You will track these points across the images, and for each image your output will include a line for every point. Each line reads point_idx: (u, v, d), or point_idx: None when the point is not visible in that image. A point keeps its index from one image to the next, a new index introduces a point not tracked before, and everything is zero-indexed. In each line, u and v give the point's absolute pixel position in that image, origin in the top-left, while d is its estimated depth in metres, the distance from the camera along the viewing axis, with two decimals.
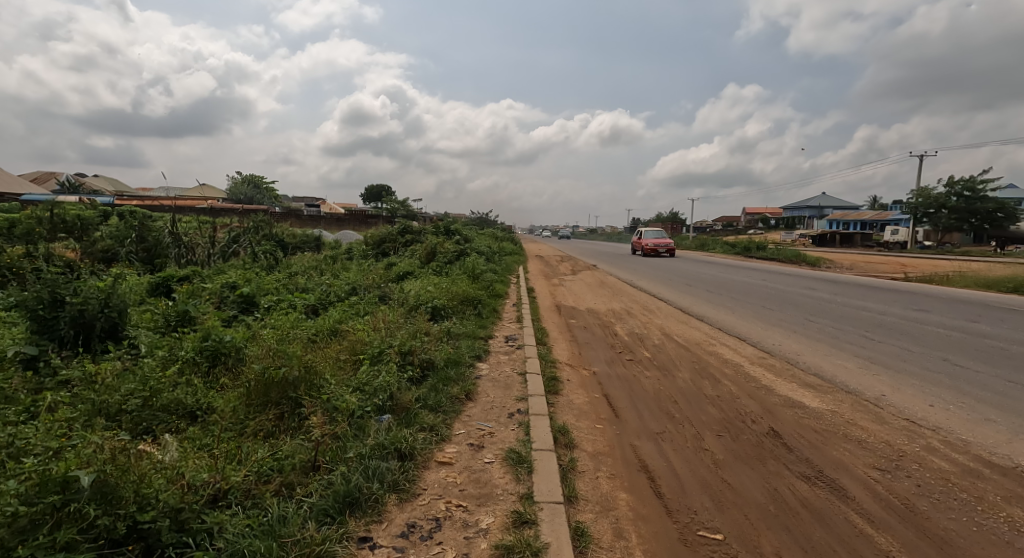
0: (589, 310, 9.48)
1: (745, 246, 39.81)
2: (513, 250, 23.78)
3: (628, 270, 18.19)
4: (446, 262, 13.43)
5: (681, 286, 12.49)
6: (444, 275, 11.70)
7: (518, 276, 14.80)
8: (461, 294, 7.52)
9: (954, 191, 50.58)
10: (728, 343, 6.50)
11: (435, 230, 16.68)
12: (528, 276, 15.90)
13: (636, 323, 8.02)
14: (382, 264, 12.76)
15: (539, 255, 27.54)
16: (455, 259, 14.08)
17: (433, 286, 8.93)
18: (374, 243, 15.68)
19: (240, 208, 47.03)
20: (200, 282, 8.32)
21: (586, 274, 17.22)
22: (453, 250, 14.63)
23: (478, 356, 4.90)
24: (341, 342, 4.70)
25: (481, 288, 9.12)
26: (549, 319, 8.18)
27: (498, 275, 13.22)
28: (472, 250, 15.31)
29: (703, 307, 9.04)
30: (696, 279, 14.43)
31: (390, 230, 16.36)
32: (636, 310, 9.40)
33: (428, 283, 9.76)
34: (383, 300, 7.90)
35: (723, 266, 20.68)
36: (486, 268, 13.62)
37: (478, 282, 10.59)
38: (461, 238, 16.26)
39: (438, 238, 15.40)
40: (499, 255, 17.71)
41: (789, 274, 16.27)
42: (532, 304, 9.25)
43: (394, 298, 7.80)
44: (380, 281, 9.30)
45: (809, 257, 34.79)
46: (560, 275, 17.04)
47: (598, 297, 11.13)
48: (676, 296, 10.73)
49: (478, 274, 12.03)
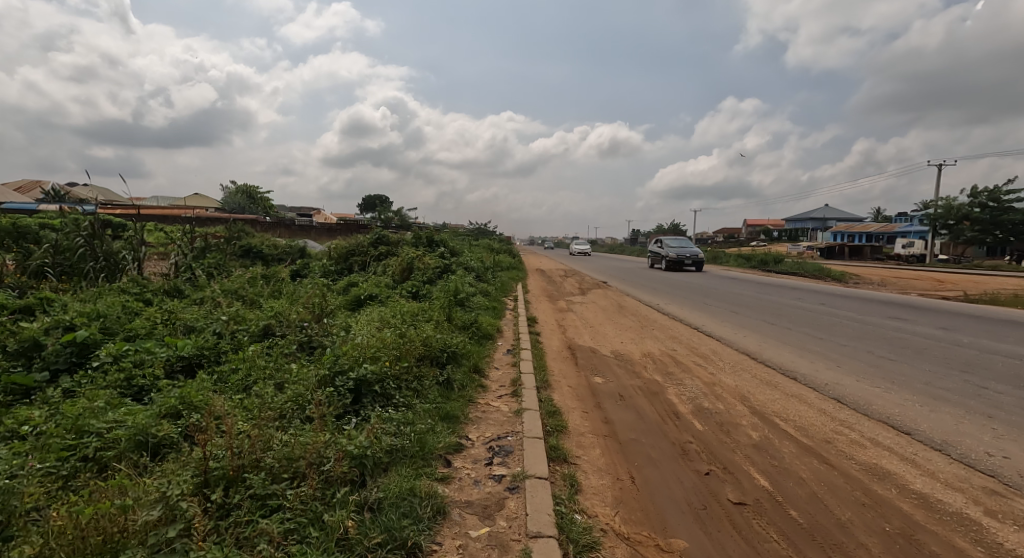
0: (616, 356, 6.63)
1: (760, 260, 37.26)
2: (513, 264, 21.15)
3: (644, 288, 15.55)
4: (424, 282, 10.67)
5: (725, 314, 9.68)
6: (417, 304, 8.88)
7: (515, 298, 12.06)
8: (421, 340, 4.69)
9: (978, 201, 48.02)
10: (884, 442, 3.69)
11: (415, 241, 13.83)
12: (527, 296, 13.16)
13: (697, 388, 5.17)
14: (340, 288, 9.91)
15: (542, 269, 24.94)
16: (437, 277, 11.33)
17: (388, 324, 6.08)
18: (341, 259, 12.87)
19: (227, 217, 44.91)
20: (27, 320, 5.43)
21: (597, 295, 14.38)
22: (434, 265, 11.77)
23: (414, 549, 2.10)
24: (56, 530, 1.88)
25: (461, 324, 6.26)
26: (562, 378, 5.29)
27: (490, 300, 10.38)
28: (459, 266, 12.46)
29: (785, 356, 6.18)
30: (737, 302, 11.64)
31: (360, 242, 13.52)
32: (683, 357, 6.54)
33: (388, 317, 6.95)
34: (303, 350, 5.08)
35: (752, 283, 18.04)
36: (475, 289, 10.80)
37: (459, 313, 7.81)
38: (447, 251, 13.55)
39: (417, 251, 12.67)
40: (493, 271, 14.87)
41: (840, 295, 13.56)
42: (535, 348, 6.46)
43: (318, 349, 4.96)
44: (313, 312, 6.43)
45: (834, 272, 32.04)
46: (566, 296, 14.29)
47: (621, 333, 8.25)
48: (731, 333, 7.84)
49: (464, 300, 9.20)
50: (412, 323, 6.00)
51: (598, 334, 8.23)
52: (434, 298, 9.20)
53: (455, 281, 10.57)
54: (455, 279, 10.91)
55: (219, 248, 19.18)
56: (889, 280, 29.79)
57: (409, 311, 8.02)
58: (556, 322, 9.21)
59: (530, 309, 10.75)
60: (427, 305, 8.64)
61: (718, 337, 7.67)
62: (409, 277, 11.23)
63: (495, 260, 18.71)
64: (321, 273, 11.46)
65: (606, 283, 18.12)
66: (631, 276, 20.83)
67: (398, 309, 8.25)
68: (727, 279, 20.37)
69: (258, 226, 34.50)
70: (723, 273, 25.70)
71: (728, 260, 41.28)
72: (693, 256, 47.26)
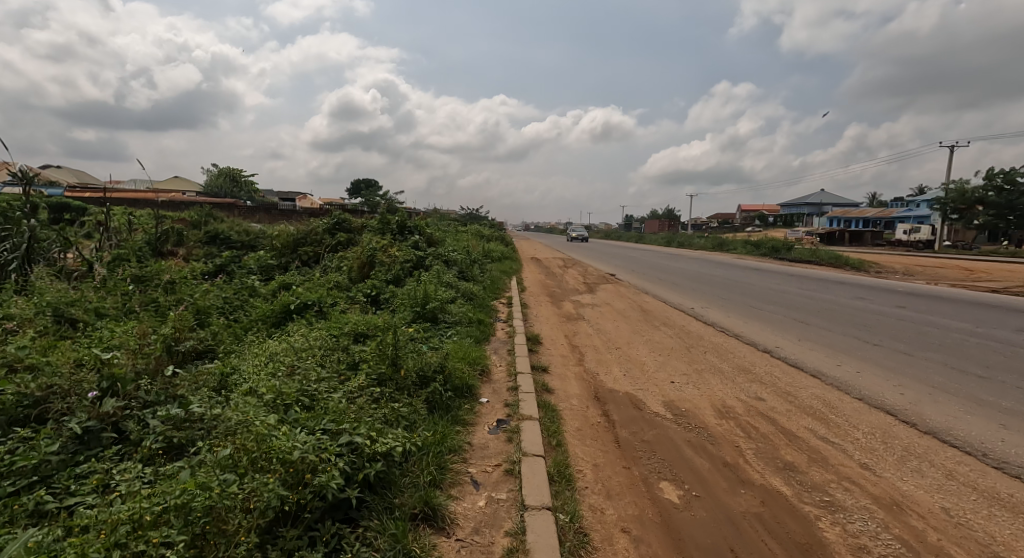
0: (677, 417, 4.07)
1: (771, 247, 34.85)
2: (506, 254, 18.53)
3: (662, 285, 13.04)
4: (385, 286, 8.06)
5: (794, 328, 7.15)
6: (369, 320, 6.25)
7: (508, 300, 9.47)
8: (292, 451, 2.10)
9: (993, 184, 45.77)
10: None
11: (383, 224, 11.08)
12: (522, 296, 10.59)
13: (872, 518, 2.62)
14: (267, 293, 7.21)
15: (539, 258, 22.40)
16: (405, 276, 8.70)
17: (282, 377, 3.45)
18: (288, 250, 10.14)
19: (200, 200, 41.84)
20: None
21: (608, 293, 11.81)
22: (402, 260, 9.09)
23: None
24: None
25: (416, 365, 3.65)
26: (605, 496, 2.72)
27: (475, 307, 7.78)
28: (436, 259, 9.78)
29: (972, 428, 3.64)
30: (793, 307, 9.13)
31: (313, 228, 10.74)
32: (786, 419, 4.00)
33: (305, 356, 4.31)
34: (73, 473, 2.40)
35: (782, 277, 15.60)
36: (455, 291, 8.17)
37: (424, 342, 5.22)
38: (424, 240, 10.91)
39: (384, 240, 9.99)
40: (481, 265, 12.19)
41: (904, 292, 11.14)
42: (543, 408, 3.88)
43: (96, 481, 2.31)
44: (165, 337, 3.77)
45: (852, 261, 29.81)
46: (569, 295, 11.75)
47: (665, 364, 5.66)
48: (831, 366, 5.29)
49: (436, 309, 6.56)
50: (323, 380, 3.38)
51: (631, 364, 5.65)
52: (395, 312, 6.58)
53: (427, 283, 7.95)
54: (428, 278, 8.24)
55: (163, 232, 16.34)
56: (914, 269, 27.57)
57: (351, 338, 5.39)
58: (567, 341, 6.65)
59: (529, 318, 8.17)
60: (383, 322, 6.03)
61: (815, 372, 5.13)
62: (368, 277, 8.62)
63: (485, 249, 16.05)
64: (254, 270, 8.75)
65: (614, 277, 15.57)
66: (641, 268, 18.28)
67: (338, 332, 5.62)
68: (750, 271, 17.84)
69: (229, 209, 31.57)
70: (741, 263, 23.20)
71: (734, 246, 38.85)
72: (696, 243, 44.88)
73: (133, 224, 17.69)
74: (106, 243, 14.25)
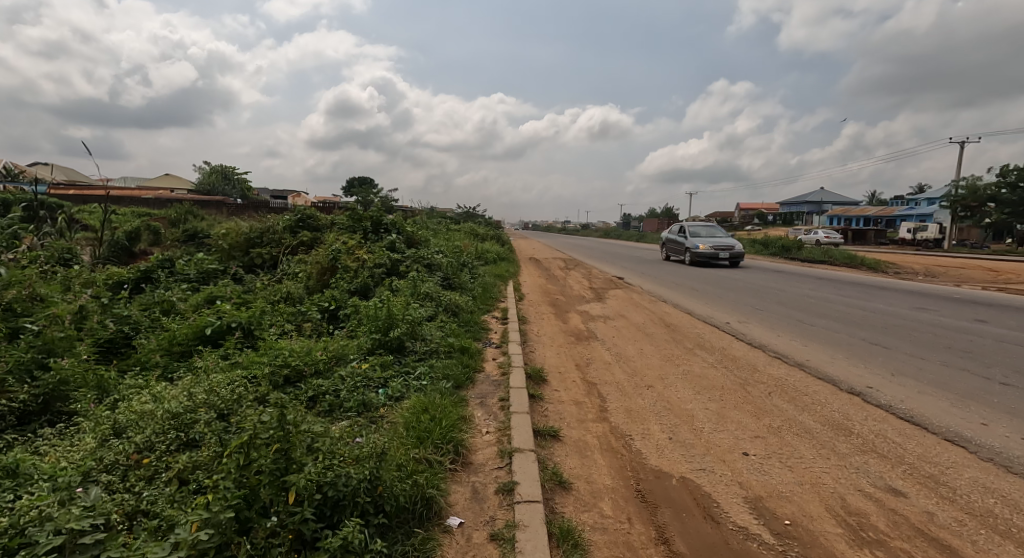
0: (783, 541, 2.42)
1: (780, 246, 33.38)
2: (502, 255, 16.88)
3: (680, 291, 11.42)
4: (348, 302, 6.44)
5: (875, 353, 5.51)
6: (307, 350, 4.60)
7: (502, 312, 7.82)
8: None
9: (1006, 181, 44.26)
10: None
11: (354, 218, 9.33)
12: (519, 306, 8.96)
13: None
14: (186, 307, 5.54)
15: (537, 259, 20.82)
16: (376, 286, 7.06)
17: (57, 518, 1.89)
18: (238, 252, 8.45)
19: (185, 197, 40.10)
20: None
21: (619, 302, 10.14)
22: (371, 266, 7.41)
23: None
24: None
25: (309, 475, 2.01)
26: None
27: (458, 327, 6.12)
28: (414, 263, 8.10)
29: None
30: (850, 319, 7.51)
31: (270, 226, 9.05)
32: (970, 549, 2.35)
33: (158, 450, 2.66)
34: None
35: (810, 280, 14.03)
36: (435, 306, 6.50)
37: (379, 405, 3.63)
38: (404, 239, 9.25)
39: (353, 240, 8.30)
40: (472, 268, 10.51)
41: (968, 300, 9.56)
42: (559, 540, 2.24)
43: None
44: None
45: (867, 260, 28.34)
46: (574, 304, 10.10)
47: (721, 417, 4.01)
48: (971, 424, 3.64)
49: (402, 331, 4.87)
50: (123, 550, 1.81)
51: (675, 417, 4.00)
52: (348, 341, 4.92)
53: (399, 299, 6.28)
54: (401, 291, 6.58)
55: (119, 230, 14.60)
56: (935, 270, 25.99)
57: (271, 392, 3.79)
58: (580, 376, 5.01)
59: (529, 339, 6.53)
60: (325, 358, 4.39)
61: (953, 436, 3.48)
62: (328, 287, 6.99)
63: (477, 249, 14.35)
64: (189, 277, 7.09)
65: (622, 280, 13.93)
66: (650, 270, 16.70)
67: (255, 377, 3.99)
68: (770, 273, 16.28)
69: (213, 205, 29.92)
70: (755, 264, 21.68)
71: (742, 245, 37.19)
72: (700, 241, 43.23)
73: (88, 224, 15.90)
74: (48, 241, 12.50)
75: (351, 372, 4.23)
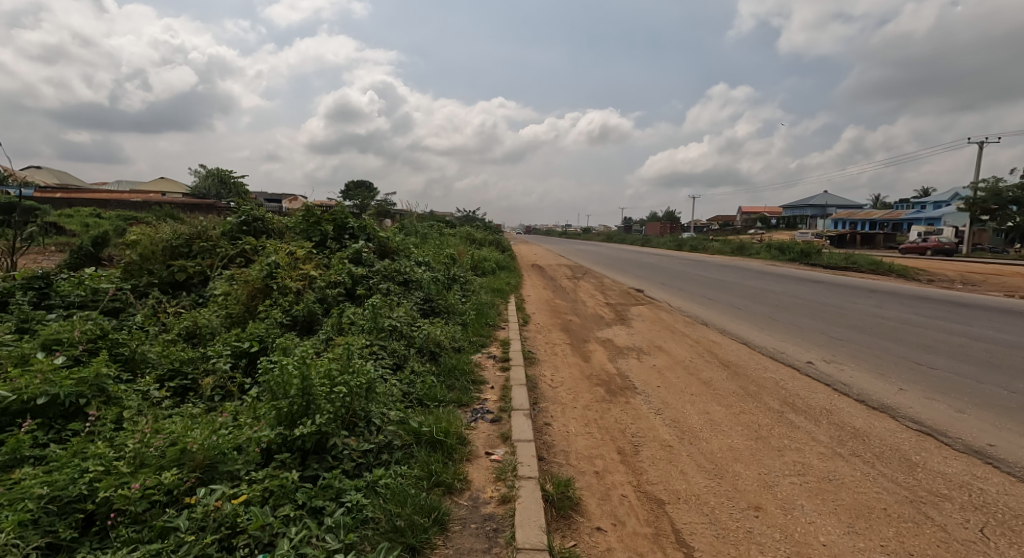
0: None
1: (796, 251, 31.56)
2: (502, 263, 14.98)
3: (717, 310, 9.44)
4: (275, 344, 4.41)
5: None
6: (143, 457, 2.49)
7: (502, 347, 5.85)
8: None
9: None
10: None
11: (308, 217, 7.24)
12: (523, 335, 7.01)
13: None
14: (1, 361, 3.48)
15: (540, 266, 18.90)
16: (322, 316, 5.04)
17: None
18: (154, 265, 6.39)
19: (169, 200, 38.18)
20: None
21: (647, 326, 8.19)
22: (317, 289, 5.36)
23: None
24: None
25: None
26: None
27: (434, 386, 4.08)
28: (380, 282, 6.05)
29: None
30: (977, 360, 5.53)
31: (202, 232, 6.98)
32: None
33: None
34: None
35: (860, 293, 12.14)
36: (401, 352, 4.40)
37: None
38: (377, 249, 7.28)
39: (304, 248, 6.29)
40: (464, 284, 8.46)
41: None
42: None
43: None
44: None
45: (893, 267, 26.50)
46: (591, 327, 8.12)
47: None
48: None
49: (323, 410, 2.73)
50: None
51: None
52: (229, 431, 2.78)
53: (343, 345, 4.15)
54: (353, 330, 4.52)
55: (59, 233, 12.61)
56: (971, 278, 24.08)
57: None
58: (634, 484, 2.99)
59: (541, 395, 4.50)
60: (165, 484, 2.29)
61: None
62: (256, 317, 4.97)
63: (472, 256, 12.29)
64: (61, 307, 4.98)
65: (641, 293, 11.97)
66: (670, 280, 14.78)
67: None
68: (806, 284, 14.39)
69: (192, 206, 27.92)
70: (781, 272, 19.87)
71: (755, 250, 35.23)
72: (711, 246, 41.28)
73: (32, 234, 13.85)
74: None
75: (205, 521, 2.16)
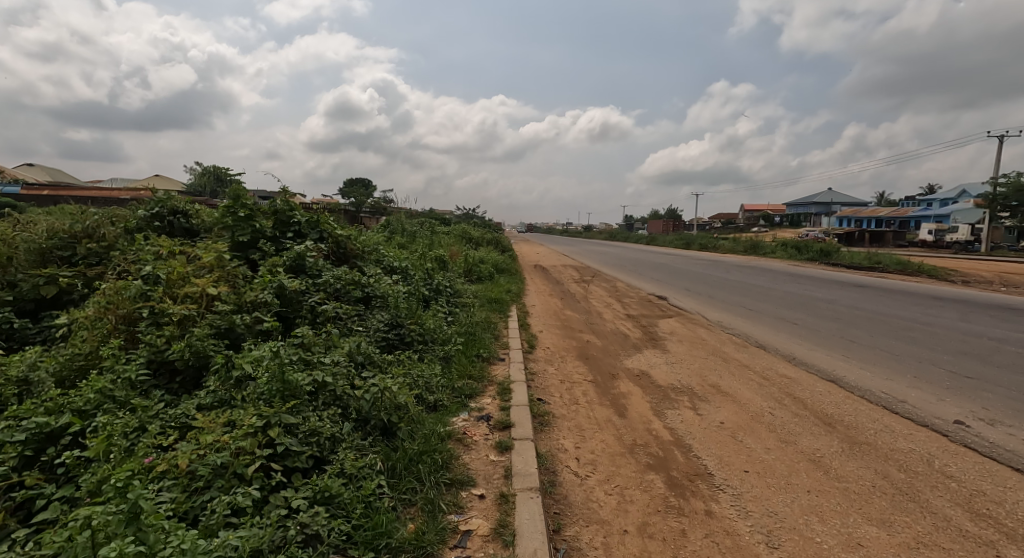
0: None
1: (814, 251, 29.73)
2: (501, 265, 13.14)
3: (768, 326, 7.60)
4: (106, 421, 2.50)
5: None
6: None
7: (498, 399, 4.02)
8: None
9: None
10: None
11: (234, 213, 5.08)
12: (529, 369, 5.18)
13: None
14: None
15: (543, 267, 17.04)
16: (214, 355, 3.20)
17: None
18: (9, 274, 4.51)
19: (153, 196, 36.36)
20: None
21: (687, 351, 6.36)
22: (214, 319, 3.51)
23: None
24: None
25: None
26: None
27: (372, 511, 2.29)
28: (322, 305, 4.17)
29: None
30: None
31: (90, 229, 5.09)
32: None
33: None
34: None
35: (924, 299, 10.29)
36: (324, 439, 2.59)
37: None
38: (331, 253, 5.43)
39: (218, 250, 4.41)
40: (450, 298, 6.58)
41: None
42: None
43: None
44: None
45: (923, 267, 24.66)
46: (616, 352, 6.29)
47: None
48: None
49: None
50: None
51: None
52: None
53: (210, 437, 2.32)
54: (246, 398, 2.67)
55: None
56: (1010, 279, 22.22)
57: None
58: None
59: (568, 506, 2.67)
60: None
61: None
62: (106, 361, 3.06)
63: (465, 258, 10.38)
64: None
65: (665, 303, 10.15)
66: (693, 285, 12.96)
67: None
68: (850, 288, 12.55)
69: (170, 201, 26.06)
70: (809, 273, 18.04)
71: (770, 249, 33.28)
72: (721, 245, 39.38)
73: None
74: None
75: None
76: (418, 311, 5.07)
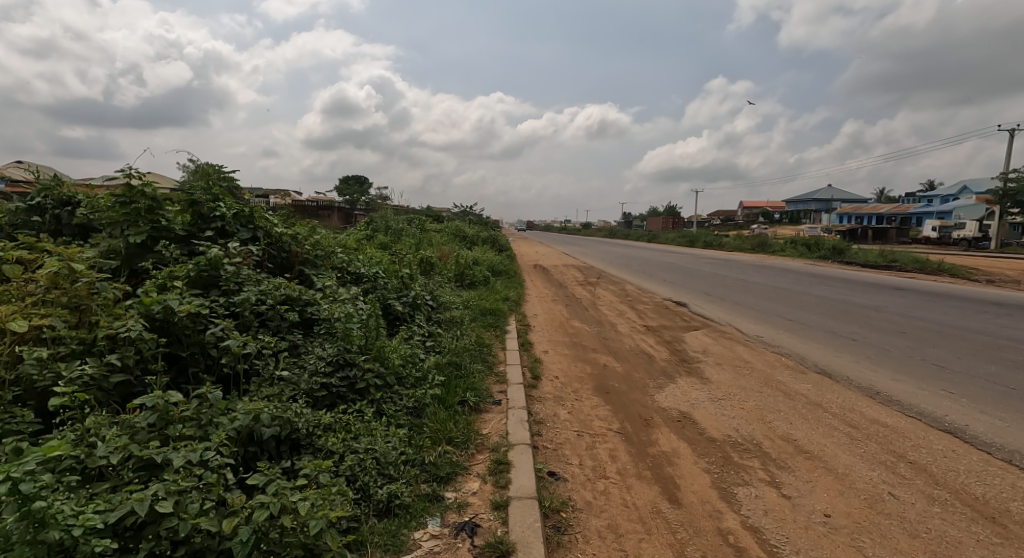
0: None
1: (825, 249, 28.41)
2: (498, 266, 11.76)
3: (822, 344, 6.25)
4: None
5: None
6: None
7: (493, 483, 2.66)
8: None
9: None
10: None
11: (126, 203, 3.64)
12: (535, 416, 3.82)
13: None
14: None
15: (545, 267, 15.66)
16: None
17: None
18: None
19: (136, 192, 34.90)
20: None
21: (734, 381, 5.00)
22: (31, 377, 2.27)
23: None
24: None
25: None
26: None
27: None
28: (228, 339, 2.84)
29: None
30: None
31: None
32: None
33: None
34: None
35: (983, 306, 8.95)
36: None
37: None
38: (265, 256, 4.04)
39: (80, 261, 3.03)
40: (432, 313, 5.19)
41: None
42: None
43: None
44: None
45: (943, 265, 23.36)
46: (644, 383, 4.94)
47: None
48: None
49: None
50: None
51: None
52: None
53: None
54: None
55: None
56: None
57: None
58: None
59: None
60: None
61: None
62: None
63: (456, 259, 8.97)
64: None
65: (687, 311, 8.78)
66: (713, 288, 11.61)
67: None
68: (888, 291, 11.21)
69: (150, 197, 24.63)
70: (830, 273, 16.72)
71: (779, 246, 31.92)
72: (726, 242, 38.06)
73: None
74: None
75: None
76: (384, 337, 3.68)
